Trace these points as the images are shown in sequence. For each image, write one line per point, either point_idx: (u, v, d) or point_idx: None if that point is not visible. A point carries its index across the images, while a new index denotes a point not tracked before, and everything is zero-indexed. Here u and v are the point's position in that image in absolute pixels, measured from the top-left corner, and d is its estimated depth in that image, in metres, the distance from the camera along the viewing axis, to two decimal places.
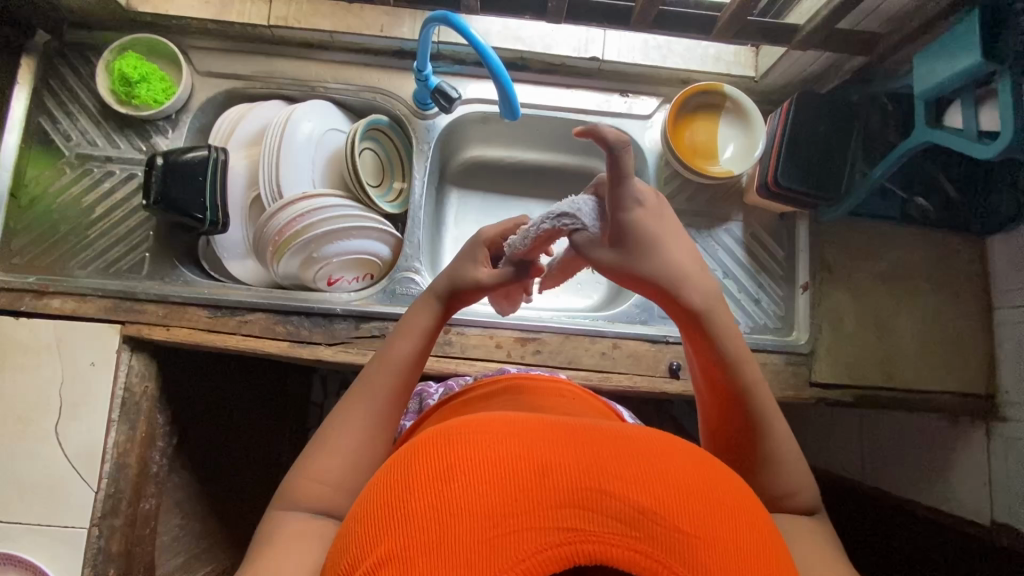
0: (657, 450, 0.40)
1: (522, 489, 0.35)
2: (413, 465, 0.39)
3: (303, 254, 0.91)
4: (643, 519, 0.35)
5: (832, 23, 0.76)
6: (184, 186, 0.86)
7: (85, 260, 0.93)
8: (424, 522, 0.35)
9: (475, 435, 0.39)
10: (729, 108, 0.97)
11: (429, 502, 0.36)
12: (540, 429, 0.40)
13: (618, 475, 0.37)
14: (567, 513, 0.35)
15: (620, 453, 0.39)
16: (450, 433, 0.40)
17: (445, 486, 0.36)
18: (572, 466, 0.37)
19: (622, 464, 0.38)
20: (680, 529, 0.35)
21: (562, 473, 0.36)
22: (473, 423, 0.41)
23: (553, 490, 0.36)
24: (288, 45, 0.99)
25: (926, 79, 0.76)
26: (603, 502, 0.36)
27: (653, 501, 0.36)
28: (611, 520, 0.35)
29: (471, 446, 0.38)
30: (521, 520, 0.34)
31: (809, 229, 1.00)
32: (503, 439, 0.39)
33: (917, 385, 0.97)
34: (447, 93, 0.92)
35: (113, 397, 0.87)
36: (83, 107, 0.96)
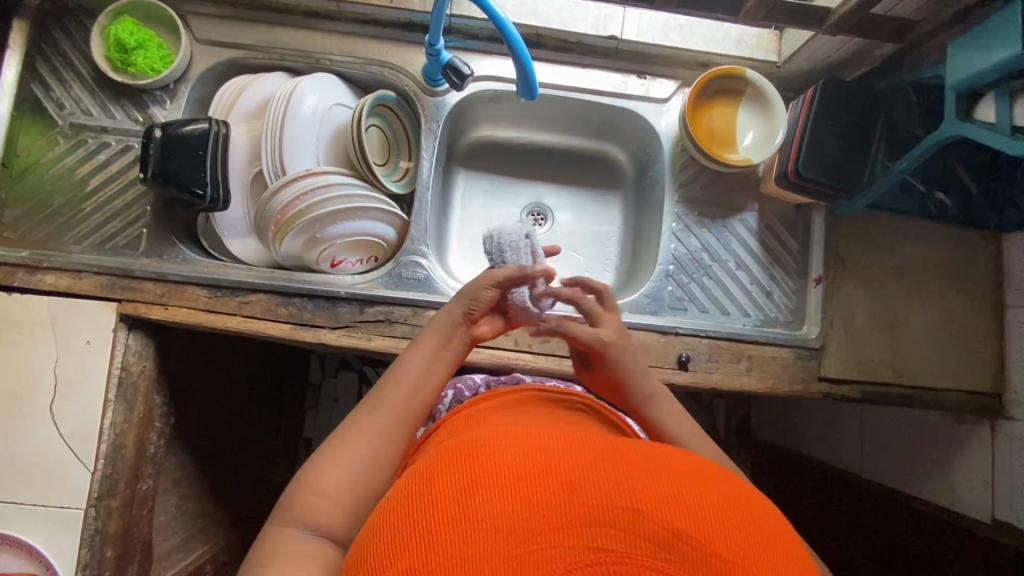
0: (684, 475, 0.43)
1: (552, 507, 0.38)
2: (444, 478, 0.41)
3: (307, 234, 0.88)
4: (678, 541, 0.37)
5: (866, 7, 0.72)
6: (183, 160, 0.83)
7: (79, 235, 0.89)
8: (455, 533, 0.37)
9: (508, 454, 0.42)
10: (749, 94, 0.93)
11: (460, 513, 0.38)
12: (569, 451, 0.44)
13: (647, 497, 0.39)
14: (599, 533, 0.37)
15: (649, 476, 0.42)
16: (481, 449, 0.44)
17: (468, 499, 0.39)
18: (601, 486, 0.40)
19: (651, 487, 0.41)
20: (717, 554, 0.37)
21: (591, 492, 0.39)
22: (505, 443, 0.44)
23: (583, 509, 0.38)
24: (292, 13, 0.94)
25: (959, 69, 0.73)
26: (636, 522, 0.37)
27: (687, 524, 0.38)
28: (643, 541, 0.36)
29: (503, 464, 0.41)
30: (553, 537, 0.36)
31: (825, 221, 0.97)
32: (534, 458, 0.42)
33: (925, 383, 0.97)
34: (459, 69, 0.87)
35: (110, 376, 0.85)
36: (77, 74, 0.91)
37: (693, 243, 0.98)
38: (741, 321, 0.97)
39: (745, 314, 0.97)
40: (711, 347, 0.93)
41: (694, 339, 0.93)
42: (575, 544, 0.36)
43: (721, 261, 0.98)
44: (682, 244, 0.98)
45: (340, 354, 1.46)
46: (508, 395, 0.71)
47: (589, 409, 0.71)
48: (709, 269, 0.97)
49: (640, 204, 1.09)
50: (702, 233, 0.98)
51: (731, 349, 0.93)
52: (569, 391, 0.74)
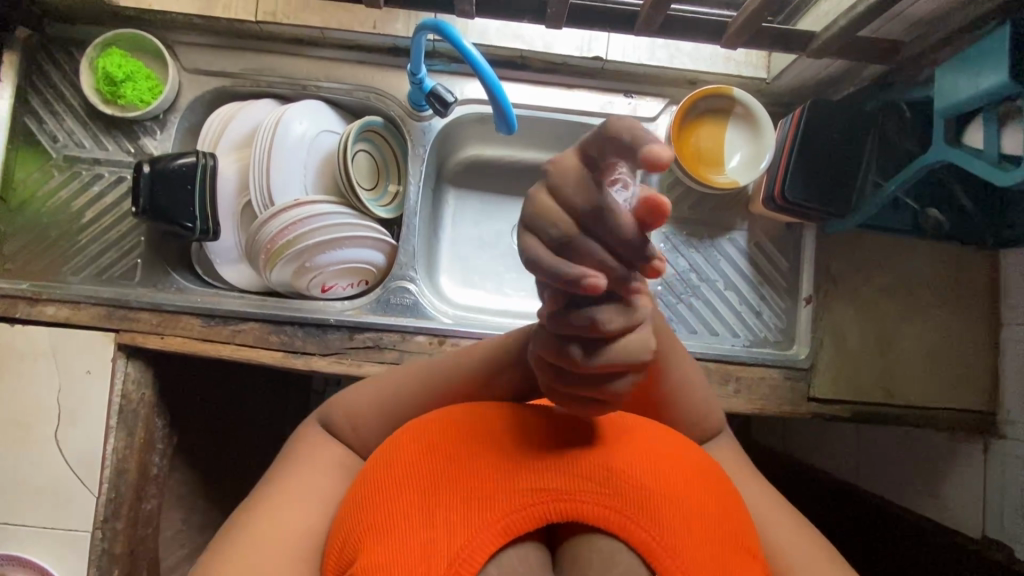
0: (640, 434, 0.54)
1: (524, 458, 0.49)
2: (443, 435, 0.53)
3: (296, 262, 0.89)
4: (624, 482, 0.48)
5: (851, 32, 0.70)
6: (172, 194, 0.84)
7: (77, 266, 0.92)
8: (444, 480, 0.48)
9: (482, 421, 0.53)
10: (738, 113, 0.92)
11: (450, 462, 0.50)
12: (550, 415, 0.55)
13: (605, 450, 0.51)
14: (558, 477, 0.48)
15: (610, 435, 0.53)
16: (478, 413, 0.55)
17: (445, 454, 0.50)
18: (568, 443, 0.51)
19: (610, 444, 0.52)
20: (654, 492, 0.48)
21: (559, 448, 0.50)
22: (479, 412, 0.55)
23: (551, 459, 0.49)
24: (277, 40, 0.94)
25: (946, 95, 0.71)
26: (590, 468, 0.48)
27: (632, 469, 0.49)
28: (591, 482, 0.48)
29: (476, 428, 0.52)
30: (519, 484, 0.47)
31: (816, 239, 0.96)
32: (519, 422, 0.53)
33: (914, 402, 0.97)
34: (442, 97, 0.87)
35: (110, 404, 0.88)
36: (70, 106, 0.93)
37: (681, 264, 0.97)
38: (730, 341, 0.97)
39: (734, 334, 0.97)
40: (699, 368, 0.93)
41: None
42: (535, 489, 0.47)
43: (710, 280, 0.98)
44: (670, 265, 0.97)
45: None
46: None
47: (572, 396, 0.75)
48: (698, 289, 0.97)
49: None
50: (691, 252, 0.98)
51: (719, 370, 0.94)
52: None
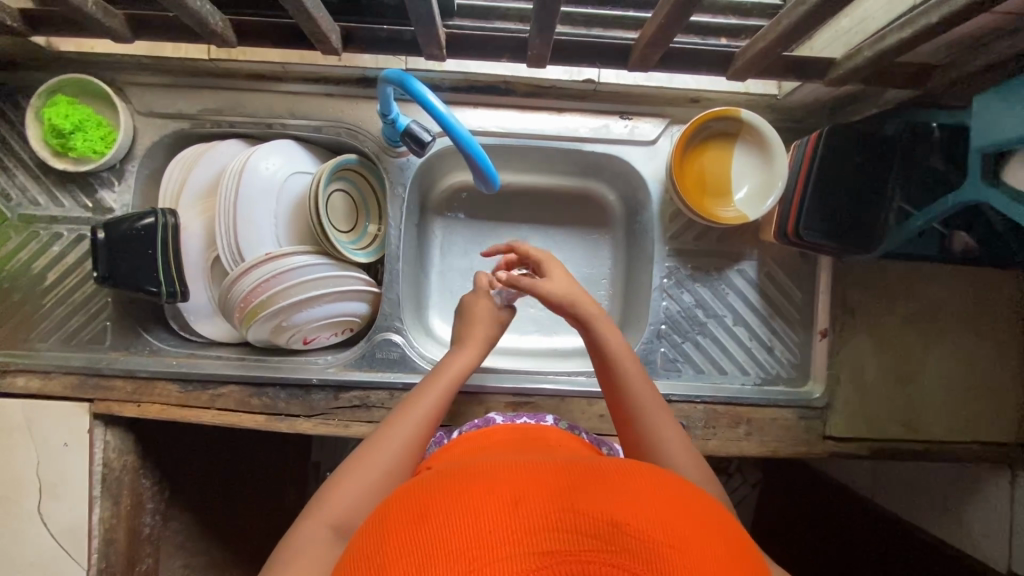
0: (621, 474, 0.45)
1: (495, 519, 0.39)
2: (393, 521, 0.43)
3: (272, 321, 0.83)
4: (617, 531, 0.38)
5: (875, 61, 0.62)
6: (133, 259, 0.78)
7: (44, 332, 0.86)
8: (407, 562, 0.38)
9: (457, 483, 0.44)
10: (745, 137, 0.83)
11: (408, 549, 0.39)
12: (506, 470, 0.44)
13: (588, 497, 0.40)
14: (542, 537, 0.37)
15: (589, 482, 0.43)
16: (428, 488, 0.45)
17: (417, 529, 0.40)
18: (541, 492, 0.41)
19: (591, 491, 0.41)
20: (652, 539, 0.38)
21: (534, 500, 0.40)
22: (455, 474, 0.46)
23: (522, 513, 0.39)
24: (236, 76, 0.86)
25: (986, 131, 0.62)
26: (576, 521, 0.38)
27: (621, 514, 0.39)
28: (586, 538, 0.37)
29: (451, 491, 0.43)
30: (496, 551, 0.37)
31: (831, 269, 0.90)
32: (472, 482, 0.43)
33: (942, 438, 0.91)
34: (418, 136, 0.79)
35: (92, 475, 0.85)
36: (19, 160, 0.86)
37: (687, 299, 0.90)
38: (740, 380, 0.91)
39: (744, 373, 0.91)
40: (707, 412, 0.88)
41: (688, 406, 0.88)
42: (521, 552, 0.36)
43: (718, 316, 0.91)
44: (674, 300, 0.90)
45: None
46: (487, 433, 0.75)
47: (559, 442, 0.74)
48: (705, 325, 0.91)
49: (631, 249, 1.01)
50: (696, 287, 0.90)
51: (728, 413, 0.88)
52: (545, 429, 0.77)
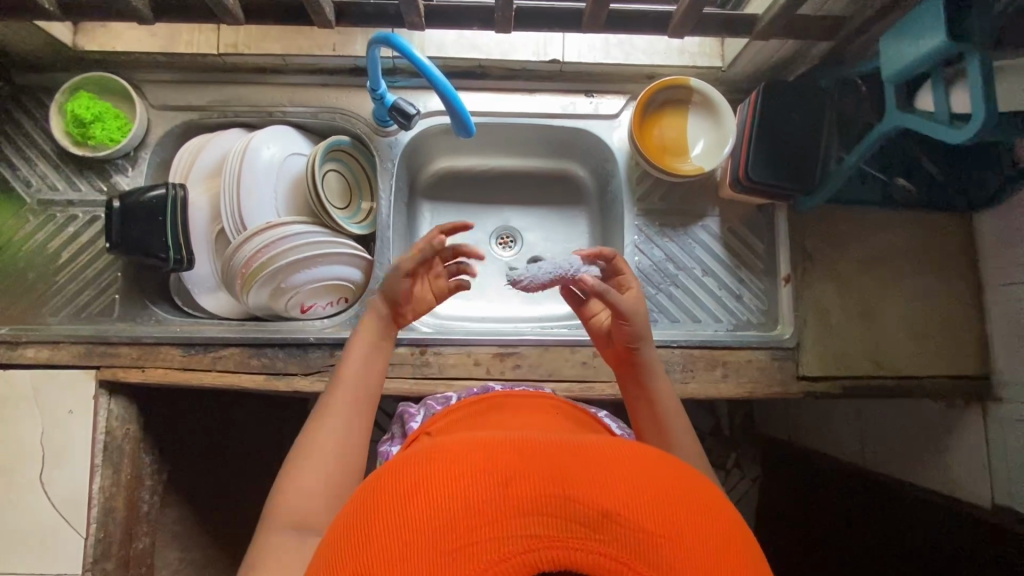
0: (619, 451, 0.41)
1: (482, 497, 0.36)
2: (376, 484, 0.40)
3: (271, 284, 0.89)
4: (608, 521, 0.35)
5: (788, 13, 0.72)
6: (144, 227, 0.85)
7: (55, 307, 0.92)
8: (389, 537, 0.35)
9: (445, 451, 0.40)
10: (696, 102, 0.93)
11: (392, 527, 0.36)
12: (496, 438, 0.41)
13: (583, 481, 0.37)
14: (531, 521, 0.35)
15: (586, 461, 0.39)
16: (416, 456, 0.40)
17: (402, 506, 0.37)
18: (533, 469, 0.37)
19: (588, 474, 0.38)
20: (646, 528, 0.36)
21: (525, 479, 0.37)
22: (443, 441, 0.42)
23: (510, 493, 0.36)
24: (240, 71, 0.96)
25: (892, 62, 0.71)
26: (569, 508, 0.36)
27: (617, 504, 0.36)
28: (576, 526, 0.35)
29: (439, 460, 0.38)
30: (486, 532, 0.34)
31: (787, 220, 0.97)
32: (460, 452, 0.39)
33: (910, 373, 0.95)
34: (404, 110, 0.89)
35: (94, 443, 0.87)
36: (41, 151, 0.94)
37: (658, 253, 0.98)
38: (713, 327, 0.96)
39: (716, 320, 0.97)
40: (684, 356, 0.93)
41: (666, 350, 0.93)
42: (511, 539, 0.34)
43: (687, 268, 0.98)
44: (645, 255, 0.98)
45: None
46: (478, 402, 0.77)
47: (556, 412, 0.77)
48: (676, 277, 0.97)
49: (605, 220, 1.09)
50: (665, 242, 0.98)
51: (704, 357, 0.93)
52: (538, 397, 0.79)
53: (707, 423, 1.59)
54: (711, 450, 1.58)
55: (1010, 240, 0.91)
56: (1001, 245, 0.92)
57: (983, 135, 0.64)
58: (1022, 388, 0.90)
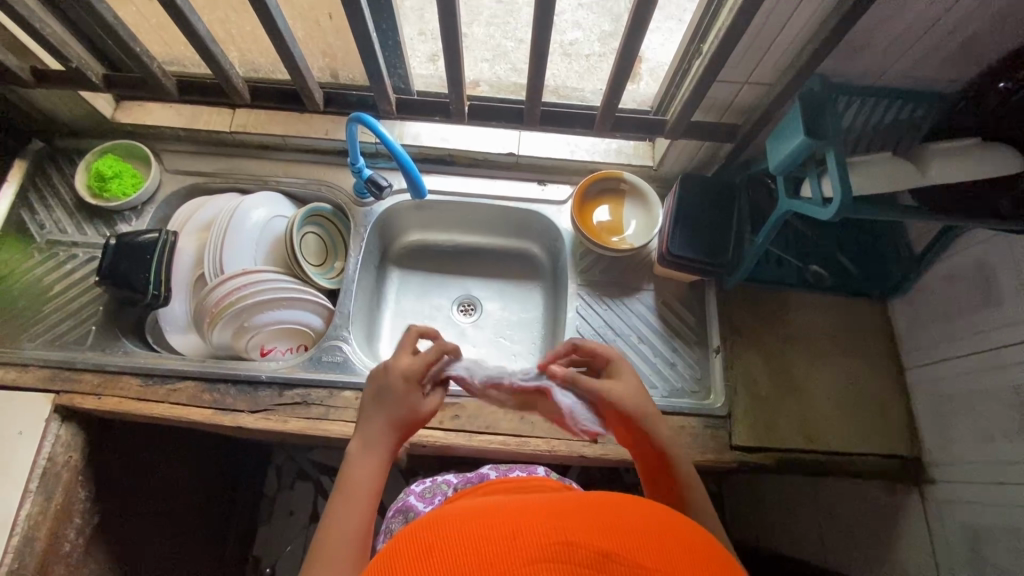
0: (607, 506, 0.45)
1: (494, 556, 0.38)
2: (389, 559, 0.40)
3: (236, 323, 0.98)
4: (607, 560, 0.38)
5: (687, 116, 0.89)
6: (131, 262, 0.96)
7: (34, 333, 0.99)
8: None
9: (454, 520, 0.43)
10: (628, 191, 1.08)
11: None
12: (495, 510, 0.44)
13: (579, 530, 0.40)
14: (540, 567, 0.37)
15: (579, 513, 0.43)
16: (427, 527, 0.43)
17: (419, 566, 0.38)
18: (532, 527, 0.40)
19: (584, 523, 0.41)
20: (642, 565, 0.38)
21: (528, 536, 0.39)
22: (450, 513, 0.45)
23: (519, 548, 0.38)
24: (247, 147, 1.14)
25: (775, 157, 0.85)
26: (572, 552, 0.38)
27: (613, 544, 0.39)
28: (579, 567, 0.37)
29: (450, 529, 0.41)
30: None
31: (715, 296, 1.07)
32: (468, 523, 0.42)
33: (843, 450, 0.97)
34: (377, 182, 1.04)
35: (34, 467, 0.89)
36: (61, 200, 1.09)
37: (598, 321, 1.06)
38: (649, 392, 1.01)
39: (652, 386, 1.01)
40: None
41: None
42: None
43: (625, 335, 1.05)
44: (586, 321, 1.06)
45: (298, 463, 1.47)
46: (487, 488, 0.67)
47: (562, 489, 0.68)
48: (613, 343, 1.04)
49: (557, 293, 1.19)
50: (604, 311, 1.07)
51: None
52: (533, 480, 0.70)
53: None
54: None
55: (920, 323, 0.98)
56: (913, 328, 0.99)
57: (843, 213, 0.76)
58: (949, 466, 0.92)
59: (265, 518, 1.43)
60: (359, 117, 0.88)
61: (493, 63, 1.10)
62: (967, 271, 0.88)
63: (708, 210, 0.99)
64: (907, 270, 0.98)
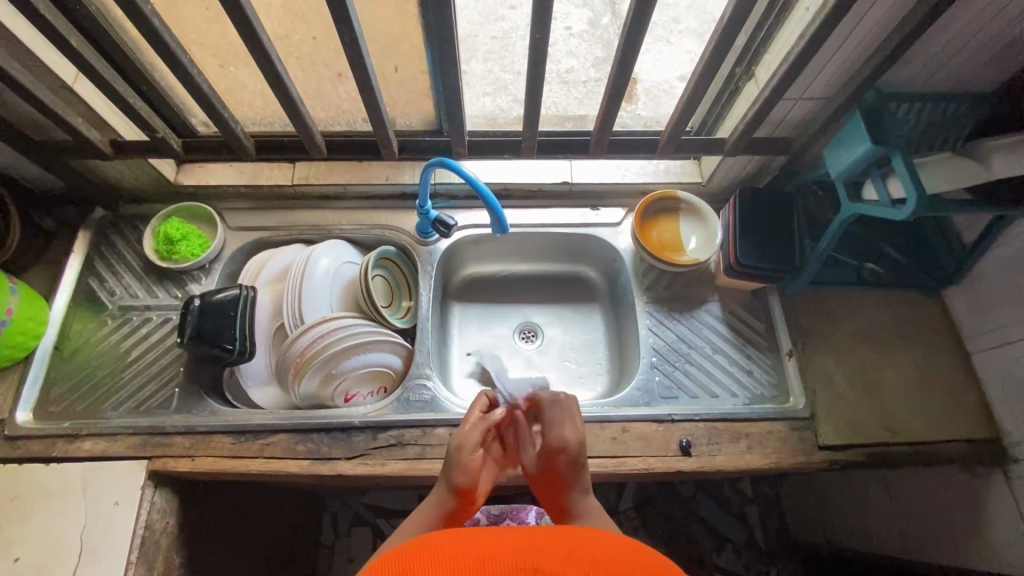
0: (574, 541, 0.49)
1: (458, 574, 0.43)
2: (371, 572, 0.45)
3: (323, 371, 0.99)
4: None
5: (748, 133, 0.94)
6: (215, 321, 0.96)
7: (117, 401, 0.99)
8: None
9: (432, 545, 0.47)
10: (684, 209, 1.13)
11: None
12: (470, 535, 0.49)
13: (547, 559, 0.44)
14: None
15: (545, 548, 0.47)
16: (409, 549, 0.47)
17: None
18: (505, 551, 0.45)
19: (548, 555, 0.45)
20: None
21: (498, 561, 0.44)
22: (431, 537, 0.49)
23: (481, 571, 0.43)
24: (306, 198, 1.16)
25: (837, 165, 0.90)
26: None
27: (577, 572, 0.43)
28: None
29: (428, 553, 0.46)
30: None
31: (780, 301, 1.10)
32: (443, 545, 0.47)
33: (925, 439, 1.00)
34: (445, 221, 1.08)
35: (133, 537, 0.87)
36: (129, 266, 1.09)
37: (670, 336, 1.09)
38: (731, 401, 1.03)
39: (732, 394, 1.03)
40: (708, 429, 0.99)
41: (690, 423, 0.99)
42: None
43: (698, 347, 1.08)
44: (659, 336, 1.09)
45: (354, 509, 1.46)
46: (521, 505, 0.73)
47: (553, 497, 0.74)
48: (689, 356, 1.07)
49: (617, 312, 1.22)
50: (674, 325, 1.10)
51: (728, 429, 0.99)
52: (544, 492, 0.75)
53: (739, 533, 1.52)
54: (749, 563, 1.49)
55: (980, 309, 1.03)
56: (974, 315, 1.03)
57: (918, 212, 0.81)
58: None
59: (328, 570, 1.40)
60: (437, 160, 0.92)
61: (495, 96, 1.13)
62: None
63: (770, 219, 1.03)
64: (961, 260, 1.03)
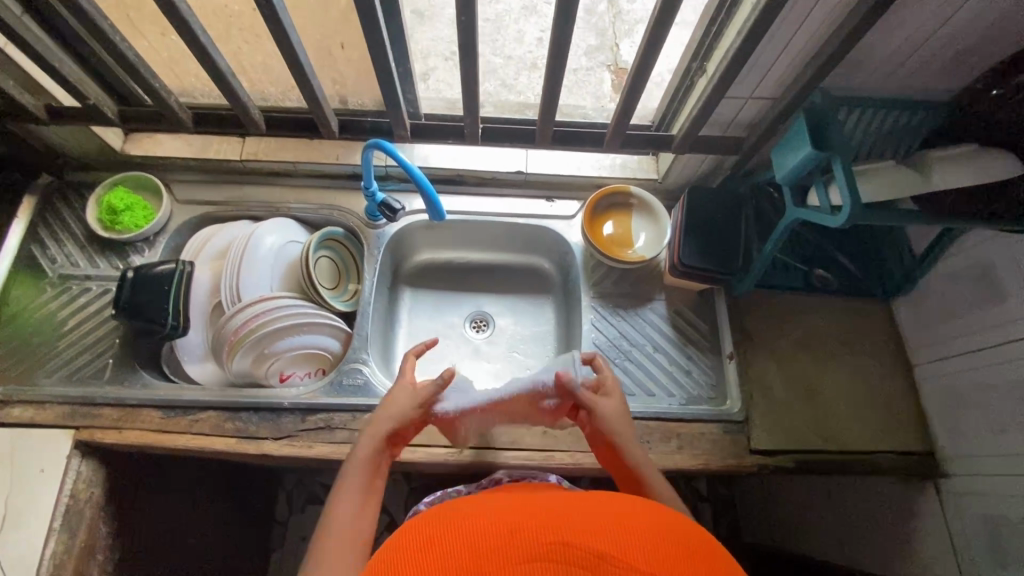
0: (608, 509, 0.48)
1: (490, 544, 0.43)
2: (404, 542, 0.46)
3: (256, 350, 0.98)
4: (601, 562, 0.41)
5: (695, 131, 0.92)
6: (149, 294, 0.96)
7: (50, 369, 0.99)
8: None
9: (461, 517, 0.47)
10: (636, 205, 1.11)
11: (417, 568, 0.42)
12: (503, 508, 0.48)
13: (581, 532, 0.43)
14: (537, 564, 0.41)
15: (579, 516, 0.46)
16: (440, 521, 0.47)
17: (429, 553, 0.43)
18: (536, 522, 0.45)
19: (584, 521, 0.45)
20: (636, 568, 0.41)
21: (530, 534, 0.43)
22: (463, 509, 0.49)
23: (510, 543, 0.43)
24: (257, 174, 1.15)
25: (782, 168, 0.88)
26: (568, 550, 0.41)
27: (612, 547, 0.42)
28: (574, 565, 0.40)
29: (457, 525, 0.46)
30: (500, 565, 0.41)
31: (726, 303, 1.09)
32: (477, 516, 0.47)
33: (858, 449, 0.99)
34: (391, 205, 1.06)
35: (56, 506, 0.88)
36: (72, 234, 1.08)
37: (613, 332, 1.08)
38: (667, 401, 1.02)
39: (669, 394, 1.03)
40: (640, 427, 0.98)
41: None
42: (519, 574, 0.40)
43: (640, 345, 1.07)
44: (601, 332, 1.08)
45: (309, 487, 1.46)
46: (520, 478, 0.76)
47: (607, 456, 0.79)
48: (629, 353, 1.06)
49: (568, 306, 1.20)
50: (618, 321, 1.09)
51: (660, 428, 0.99)
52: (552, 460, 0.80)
53: None
54: None
55: (925, 322, 1.02)
56: (919, 327, 1.02)
57: (853, 220, 0.79)
58: (961, 460, 0.94)
59: (278, 545, 1.41)
60: (376, 141, 0.90)
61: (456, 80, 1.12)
62: (967, 271, 0.91)
63: (717, 220, 1.02)
64: (909, 270, 1.02)
